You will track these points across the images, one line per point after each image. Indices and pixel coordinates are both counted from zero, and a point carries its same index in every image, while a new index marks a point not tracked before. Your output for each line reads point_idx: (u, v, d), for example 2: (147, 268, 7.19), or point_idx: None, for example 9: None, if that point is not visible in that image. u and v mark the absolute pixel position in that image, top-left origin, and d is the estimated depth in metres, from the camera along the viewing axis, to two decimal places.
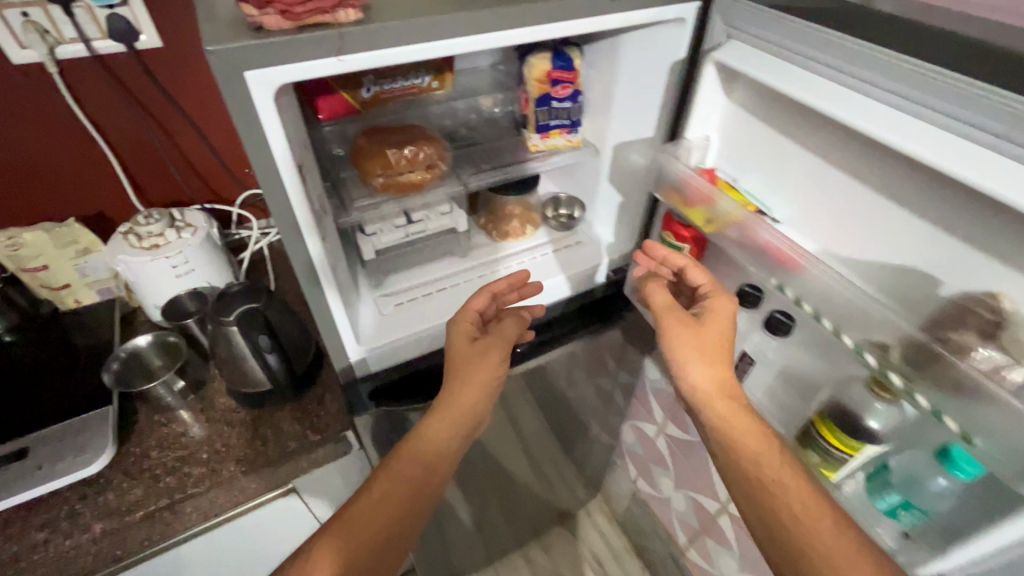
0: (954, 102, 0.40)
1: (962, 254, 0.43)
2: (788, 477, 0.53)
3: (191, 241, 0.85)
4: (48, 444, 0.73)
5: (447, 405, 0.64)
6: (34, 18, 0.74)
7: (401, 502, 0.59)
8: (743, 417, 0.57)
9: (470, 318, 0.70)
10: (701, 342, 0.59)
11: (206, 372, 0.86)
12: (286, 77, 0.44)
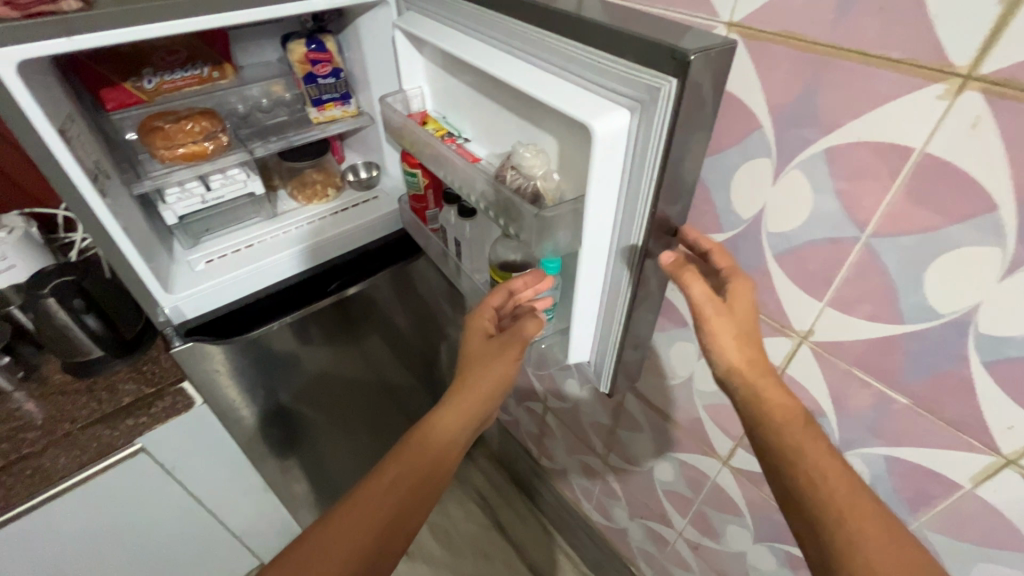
0: (482, 22, 0.59)
1: (523, 127, 0.63)
2: (795, 421, 0.51)
3: (7, 239, 0.92)
4: None
5: (461, 396, 0.71)
6: None
7: (408, 495, 0.65)
8: (770, 380, 0.52)
9: (486, 314, 0.73)
10: (737, 328, 0.52)
11: (38, 358, 0.94)
12: (25, 52, 0.57)
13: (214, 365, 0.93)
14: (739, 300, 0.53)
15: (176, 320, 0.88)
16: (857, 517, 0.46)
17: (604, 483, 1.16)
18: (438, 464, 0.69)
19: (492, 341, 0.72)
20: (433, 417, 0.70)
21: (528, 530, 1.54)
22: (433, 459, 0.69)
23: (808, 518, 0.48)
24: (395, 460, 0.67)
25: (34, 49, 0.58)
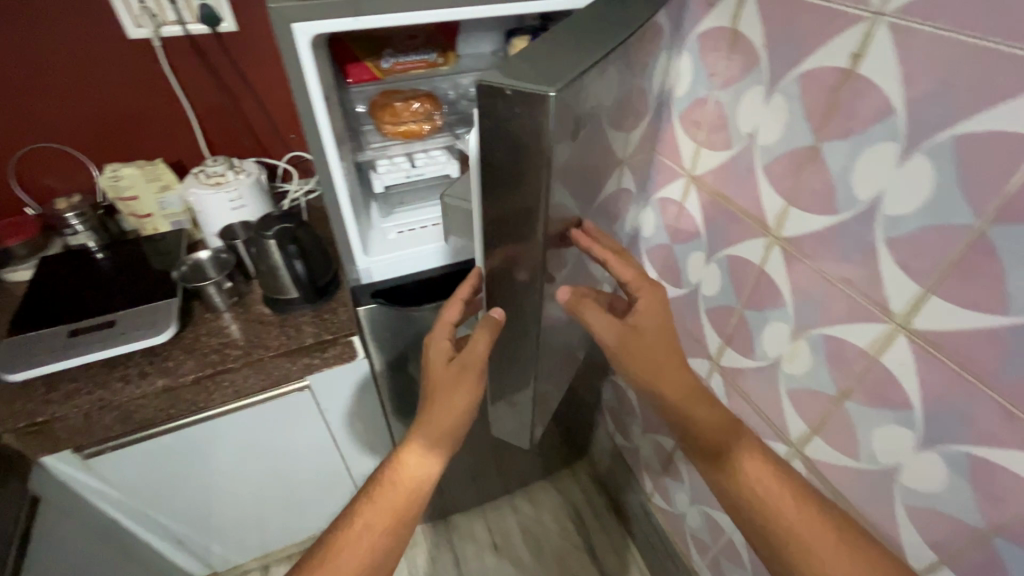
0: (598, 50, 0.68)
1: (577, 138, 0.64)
2: (725, 427, 0.70)
3: (246, 181, 1.08)
4: (129, 317, 0.95)
5: (428, 428, 0.71)
6: (147, 4, 0.99)
7: (424, 472, 0.72)
8: (713, 407, 0.70)
9: (446, 334, 0.72)
10: (652, 356, 0.67)
11: (247, 287, 1.07)
12: (322, 26, 0.65)
13: (383, 330, 0.99)
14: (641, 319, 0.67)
15: (364, 279, 0.95)
16: (812, 540, 0.63)
17: (728, 543, 1.07)
18: (415, 495, 0.72)
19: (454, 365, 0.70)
20: (399, 452, 0.72)
21: (620, 563, 1.48)
22: (410, 490, 0.72)
23: (775, 538, 0.65)
24: (369, 502, 0.72)
25: (330, 24, 0.65)
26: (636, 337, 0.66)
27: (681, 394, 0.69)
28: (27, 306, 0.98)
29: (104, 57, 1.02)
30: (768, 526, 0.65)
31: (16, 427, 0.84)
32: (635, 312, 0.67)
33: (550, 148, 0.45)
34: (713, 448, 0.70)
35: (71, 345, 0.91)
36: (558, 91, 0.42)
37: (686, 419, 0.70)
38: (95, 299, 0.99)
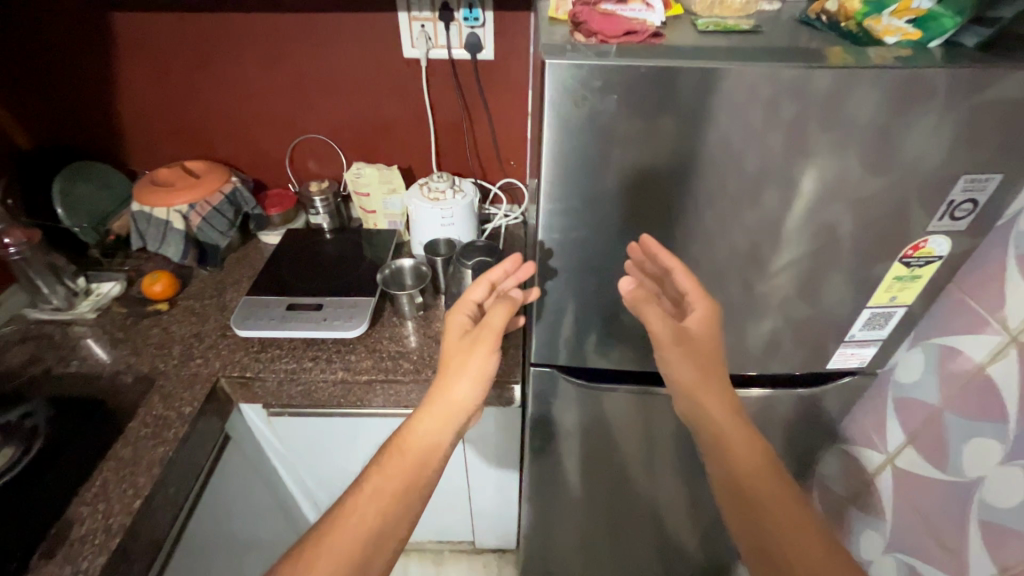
0: None
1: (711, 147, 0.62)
2: (765, 469, 0.68)
3: (460, 202, 1.11)
4: (334, 306, 1.05)
5: (440, 401, 0.73)
6: (427, 28, 1.08)
7: (446, 423, 0.73)
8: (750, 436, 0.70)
9: (467, 309, 0.79)
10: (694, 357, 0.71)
11: (434, 301, 1.11)
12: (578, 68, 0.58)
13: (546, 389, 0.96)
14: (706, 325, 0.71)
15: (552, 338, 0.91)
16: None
17: None
18: (422, 466, 0.70)
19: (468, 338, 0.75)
20: (408, 424, 0.73)
21: None
22: (420, 461, 0.70)
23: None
24: (378, 469, 0.70)
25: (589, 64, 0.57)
26: (688, 341, 0.72)
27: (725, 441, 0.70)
28: (267, 271, 1.14)
29: (380, 69, 1.14)
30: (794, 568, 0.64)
31: (230, 375, 0.97)
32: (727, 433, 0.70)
33: (578, 99, 0.59)
34: (726, 486, 0.70)
35: (286, 318, 1.03)
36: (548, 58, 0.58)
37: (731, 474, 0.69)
38: (315, 280, 1.12)
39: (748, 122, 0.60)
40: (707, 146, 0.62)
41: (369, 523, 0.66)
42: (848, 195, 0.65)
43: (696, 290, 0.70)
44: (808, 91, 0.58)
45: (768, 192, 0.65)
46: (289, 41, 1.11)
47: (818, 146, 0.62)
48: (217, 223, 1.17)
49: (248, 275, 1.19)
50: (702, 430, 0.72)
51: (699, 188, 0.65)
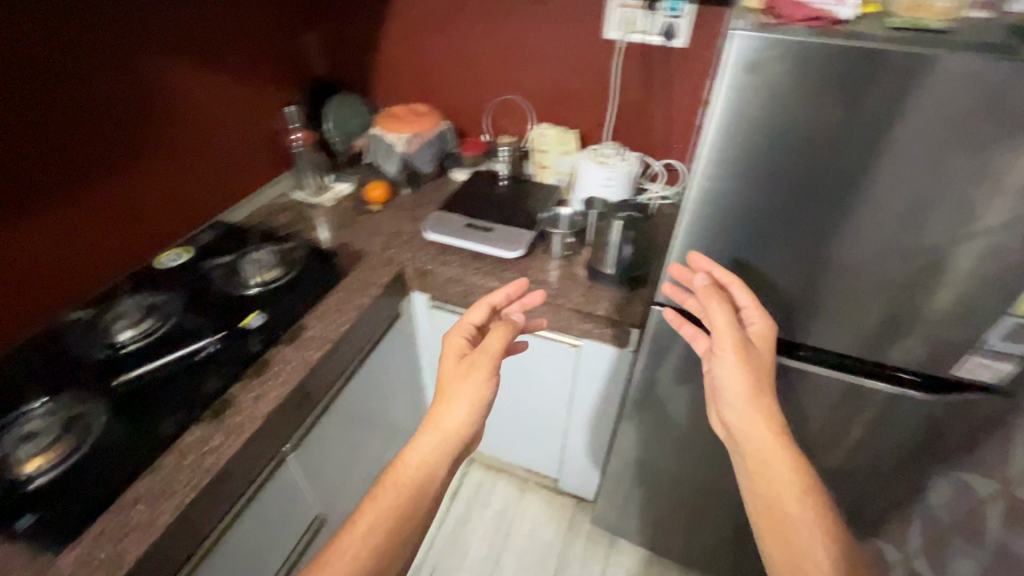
0: None
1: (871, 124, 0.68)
2: (801, 487, 0.79)
3: (623, 167, 1.27)
4: (500, 232, 1.28)
5: (438, 429, 0.85)
6: (630, 15, 1.25)
7: (436, 454, 0.84)
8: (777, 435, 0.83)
9: (466, 331, 0.98)
10: (750, 366, 0.85)
11: (579, 249, 1.29)
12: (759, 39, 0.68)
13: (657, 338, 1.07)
14: (760, 341, 0.87)
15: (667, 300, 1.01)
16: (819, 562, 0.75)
17: None
18: (416, 489, 0.80)
19: (466, 361, 0.91)
20: (402, 458, 0.83)
21: None
22: (413, 489, 0.80)
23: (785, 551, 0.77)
24: (372, 503, 0.78)
25: (769, 37, 0.67)
26: (749, 352, 0.85)
27: (767, 455, 0.82)
28: (452, 199, 1.42)
29: (581, 46, 1.33)
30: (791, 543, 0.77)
31: (414, 266, 1.25)
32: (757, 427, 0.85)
33: (752, 67, 0.70)
34: (767, 499, 0.81)
35: (462, 233, 1.28)
36: (734, 30, 0.69)
37: (769, 484, 0.81)
38: (489, 212, 1.37)
39: (916, 108, 0.65)
40: (867, 125, 0.68)
41: (382, 527, 0.76)
42: (1014, 196, 0.67)
43: (754, 305, 0.87)
44: (986, 84, 0.62)
45: (922, 178, 0.70)
46: (514, 15, 1.35)
47: (990, 139, 0.64)
48: (425, 154, 1.48)
49: (437, 199, 1.48)
50: (745, 444, 0.85)
51: (853, 163, 0.71)
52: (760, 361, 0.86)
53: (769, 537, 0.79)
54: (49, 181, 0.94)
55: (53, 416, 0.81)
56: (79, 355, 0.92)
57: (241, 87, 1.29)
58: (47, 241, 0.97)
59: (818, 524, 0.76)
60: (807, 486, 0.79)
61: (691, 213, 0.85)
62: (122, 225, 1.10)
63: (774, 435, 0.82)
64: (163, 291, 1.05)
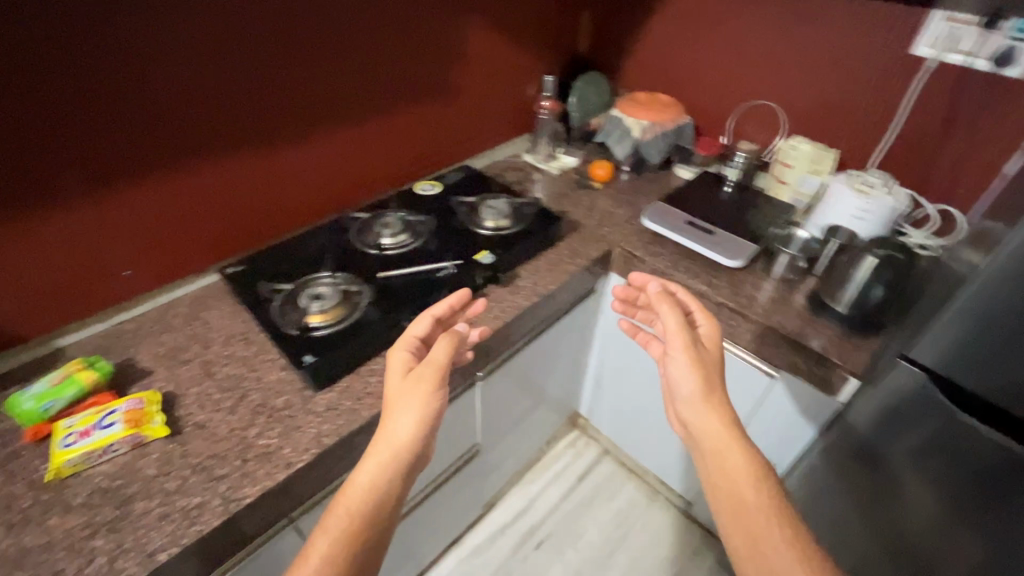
0: None
1: None
2: (753, 480, 0.73)
3: (886, 199, 1.12)
4: (721, 239, 1.23)
5: (386, 448, 0.74)
6: (956, 32, 1.08)
7: (390, 459, 0.74)
8: (736, 428, 0.78)
9: (410, 343, 0.86)
10: (702, 367, 0.83)
11: (805, 277, 1.18)
12: None
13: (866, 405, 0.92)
14: (709, 343, 0.88)
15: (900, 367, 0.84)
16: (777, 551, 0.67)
17: None
18: (369, 505, 0.70)
19: (409, 375, 0.80)
20: (351, 480, 0.72)
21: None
22: (367, 502, 0.70)
23: (754, 541, 0.68)
24: (320, 533, 0.67)
25: None
26: (698, 351, 0.85)
27: (718, 447, 0.77)
28: (673, 194, 1.40)
29: (876, 60, 1.19)
30: (755, 534, 0.69)
31: (622, 249, 1.27)
32: (714, 413, 0.79)
33: None
34: (720, 489, 0.74)
35: (680, 228, 1.26)
36: None
37: (723, 474, 0.74)
38: (710, 215, 1.32)
39: None
40: None
41: (351, 522, 0.69)
42: None
43: (704, 316, 0.91)
44: None
45: None
46: (803, 18, 1.27)
47: None
48: (659, 144, 1.48)
49: (656, 191, 1.47)
50: (704, 440, 0.79)
51: None
52: (716, 368, 0.84)
53: (721, 524, 0.73)
54: (361, 101, 1.16)
55: (336, 285, 0.98)
56: (352, 243, 1.12)
57: (512, 52, 1.41)
58: (348, 150, 1.19)
59: (771, 511, 0.70)
60: (763, 473, 0.73)
61: (976, 290, 0.73)
62: (399, 151, 1.29)
63: (727, 424, 0.78)
64: (417, 211, 1.21)
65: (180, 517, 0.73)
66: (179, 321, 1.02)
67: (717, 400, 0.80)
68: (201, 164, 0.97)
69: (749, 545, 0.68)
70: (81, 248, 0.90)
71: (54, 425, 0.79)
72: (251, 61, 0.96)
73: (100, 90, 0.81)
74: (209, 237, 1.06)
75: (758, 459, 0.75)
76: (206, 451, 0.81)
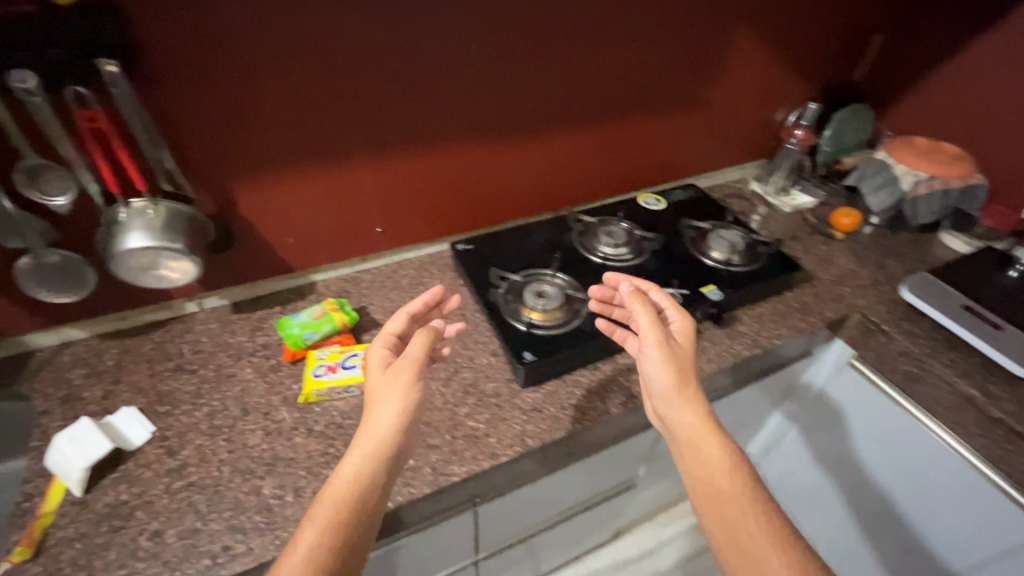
0: None
1: None
2: (729, 470, 0.69)
3: None
4: (1010, 339, 0.99)
5: (371, 444, 0.67)
6: None
7: (377, 455, 0.66)
8: (711, 429, 0.72)
9: (388, 341, 0.79)
10: (679, 366, 0.77)
11: None
12: None
13: None
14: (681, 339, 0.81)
15: None
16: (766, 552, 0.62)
17: None
18: (355, 499, 0.62)
19: (388, 373, 0.73)
20: (335, 476, 0.64)
21: None
22: (354, 497, 0.62)
23: (742, 551, 0.63)
24: (302, 538, 0.58)
25: None
26: (669, 342, 0.79)
27: (691, 434, 0.73)
28: (940, 266, 1.17)
29: None
30: (744, 545, 0.64)
31: (864, 317, 1.08)
32: (682, 405, 0.75)
33: None
34: (700, 485, 0.69)
35: (955, 313, 1.04)
36: None
37: (703, 470, 0.70)
38: (992, 304, 1.07)
39: None
40: None
41: (342, 524, 0.60)
42: None
43: (677, 310, 0.84)
44: None
45: None
46: None
47: None
48: (933, 203, 1.23)
49: (911, 256, 1.24)
50: (677, 431, 0.74)
51: None
52: (689, 367, 0.79)
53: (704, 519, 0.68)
54: (617, 105, 1.12)
55: (564, 289, 0.96)
56: (575, 247, 1.08)
57: (778, 72, 1.28)
58: (588, 151, 1.17)
59: (754, 504, 0.67)
60: (739, 465, 0.70)
61: None
62: (632, 159, 1.24)
63: (698, 410, 0.74)
64: (642, 226, 1.14)
65: (397, 473, 0.78)
66: (406, 283, 1.10)
67: (688, 394, 0.75)
68: (466, 144, 1.01)
69: (735, 553, 0.64)
70: (354, 201, 0.99)
71: (310, 353, 0.89)
72: (538, 54, 0.97)
73: (416, 66, 0.88)
74: (448, 213, 1.11)
75: (739, 462, 0.70)
76: (422, 416, 0.85)
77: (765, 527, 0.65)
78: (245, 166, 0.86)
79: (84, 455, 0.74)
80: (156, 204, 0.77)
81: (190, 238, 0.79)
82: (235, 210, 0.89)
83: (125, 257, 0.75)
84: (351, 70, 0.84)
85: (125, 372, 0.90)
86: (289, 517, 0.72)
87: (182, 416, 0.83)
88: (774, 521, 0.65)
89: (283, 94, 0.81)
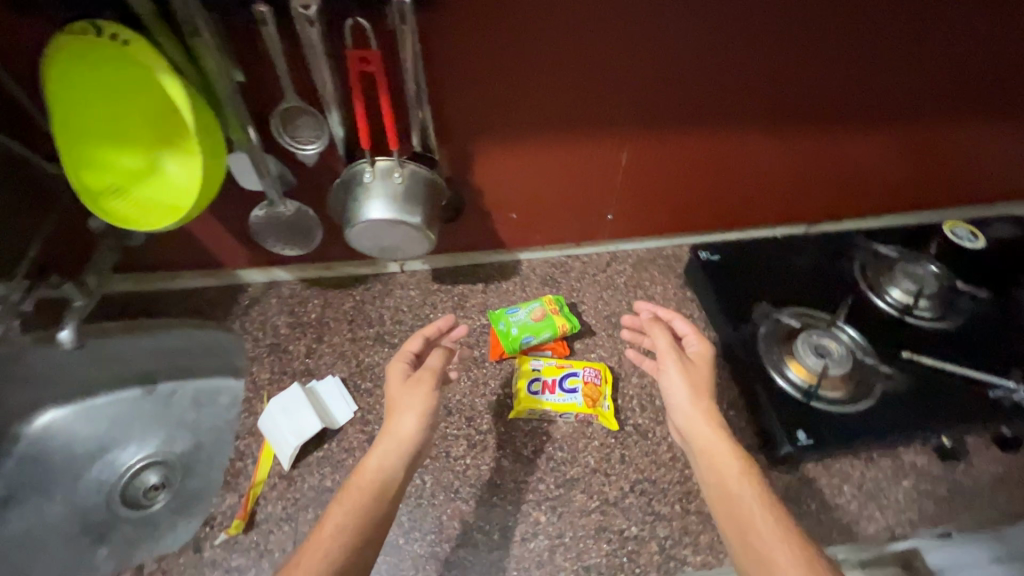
0: None
1: None
2: (741, 477, 0.57)
3: None
4: None
5: (392, 439, 0.61)
6: None
7: (398, 454, 0.60)
8: (728, 446, 0.60)
9: (405, 357, 0.69)
10: (694, 385, 0.65)
11: None
12: None
13: None
14: (699, 357, 0.68)
15: None
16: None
17: None
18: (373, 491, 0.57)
19: (409, 378, 0.66)
20: (359, 468, 0.59)
21: None
22: (376, 488, 0.57)
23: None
24: (325, 522, 0.54)
25: None
26: (688, 363, 0.66)
27: (706, 447, 0.60)
28: None
29: None
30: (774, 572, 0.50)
31: None
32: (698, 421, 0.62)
33: None
34: (722, 507, 0.57)
35: None
36: None
37: (723, 488, 0.57)
38: None
39: None
40: None
41: (356, 521, 0.54)
42: None
43: (695, 333, 0.69)
44: None
45: None
46: None
47: None
48: None
49: None
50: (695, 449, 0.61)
51: None
52: (707, 379, 0.65)
53: (731, 546, 0.54)
54: (961, 101, 0.81)
55: (852, 351, 0.73)
56: (856, 285, 0.82)
57: None
58: (889, 155, 0.88)
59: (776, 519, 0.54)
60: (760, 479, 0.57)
61: None
62: (942, 171, 0.92)
63: (712, 419, 0.62)
64: (958, 273, 0.84)
65: (617, 540, 0.65)
66: (621, 282, 0.92)
67: (706, 406, 0.63)
68: (746, 131, 0.79)
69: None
70: (593, 182, 0.81)
71: (523, 359, 0.77)
72: (898, 23, 0.68)
73: (724, 32, 0.65)
74: (689, 209, 0.90)
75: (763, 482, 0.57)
76: (646, 471, 0.70)
77: (795, 547, 0.51)
78: (498, 129, 0.71)
79: (297, 430, 0.70)
80: (401, 166, 0.65)
81: (430, 210, 0.67)
82: (469, 176, 0.76)
83: (361, 227, 0.65)
84: (654, 27, 0.63)
85: (328, 330, 0.84)
86: (495, 561, 0.63)
87: (383, 399, 0.76)
88: (795, 530, 0.53)
89: (567, 48, 0.64)
